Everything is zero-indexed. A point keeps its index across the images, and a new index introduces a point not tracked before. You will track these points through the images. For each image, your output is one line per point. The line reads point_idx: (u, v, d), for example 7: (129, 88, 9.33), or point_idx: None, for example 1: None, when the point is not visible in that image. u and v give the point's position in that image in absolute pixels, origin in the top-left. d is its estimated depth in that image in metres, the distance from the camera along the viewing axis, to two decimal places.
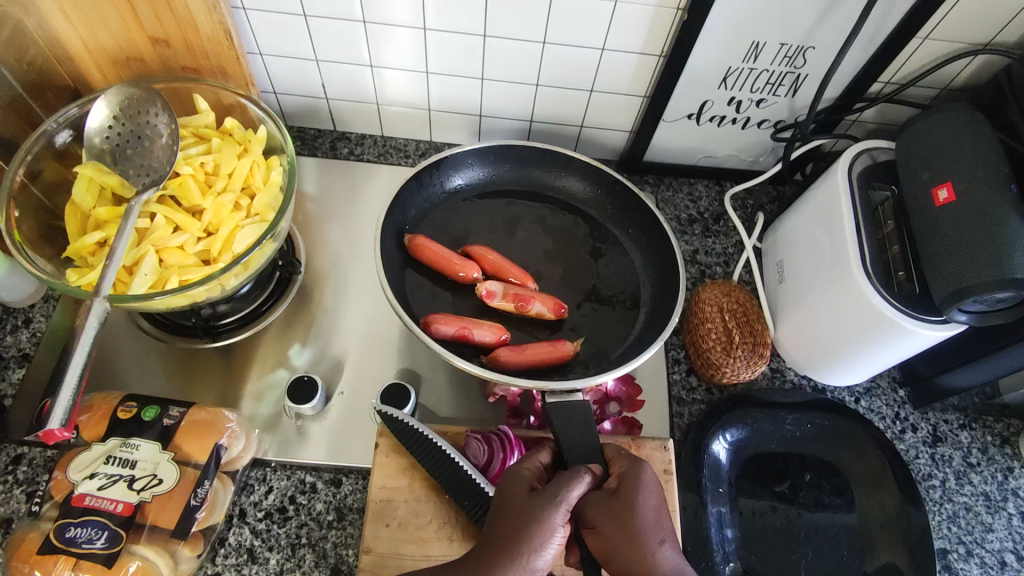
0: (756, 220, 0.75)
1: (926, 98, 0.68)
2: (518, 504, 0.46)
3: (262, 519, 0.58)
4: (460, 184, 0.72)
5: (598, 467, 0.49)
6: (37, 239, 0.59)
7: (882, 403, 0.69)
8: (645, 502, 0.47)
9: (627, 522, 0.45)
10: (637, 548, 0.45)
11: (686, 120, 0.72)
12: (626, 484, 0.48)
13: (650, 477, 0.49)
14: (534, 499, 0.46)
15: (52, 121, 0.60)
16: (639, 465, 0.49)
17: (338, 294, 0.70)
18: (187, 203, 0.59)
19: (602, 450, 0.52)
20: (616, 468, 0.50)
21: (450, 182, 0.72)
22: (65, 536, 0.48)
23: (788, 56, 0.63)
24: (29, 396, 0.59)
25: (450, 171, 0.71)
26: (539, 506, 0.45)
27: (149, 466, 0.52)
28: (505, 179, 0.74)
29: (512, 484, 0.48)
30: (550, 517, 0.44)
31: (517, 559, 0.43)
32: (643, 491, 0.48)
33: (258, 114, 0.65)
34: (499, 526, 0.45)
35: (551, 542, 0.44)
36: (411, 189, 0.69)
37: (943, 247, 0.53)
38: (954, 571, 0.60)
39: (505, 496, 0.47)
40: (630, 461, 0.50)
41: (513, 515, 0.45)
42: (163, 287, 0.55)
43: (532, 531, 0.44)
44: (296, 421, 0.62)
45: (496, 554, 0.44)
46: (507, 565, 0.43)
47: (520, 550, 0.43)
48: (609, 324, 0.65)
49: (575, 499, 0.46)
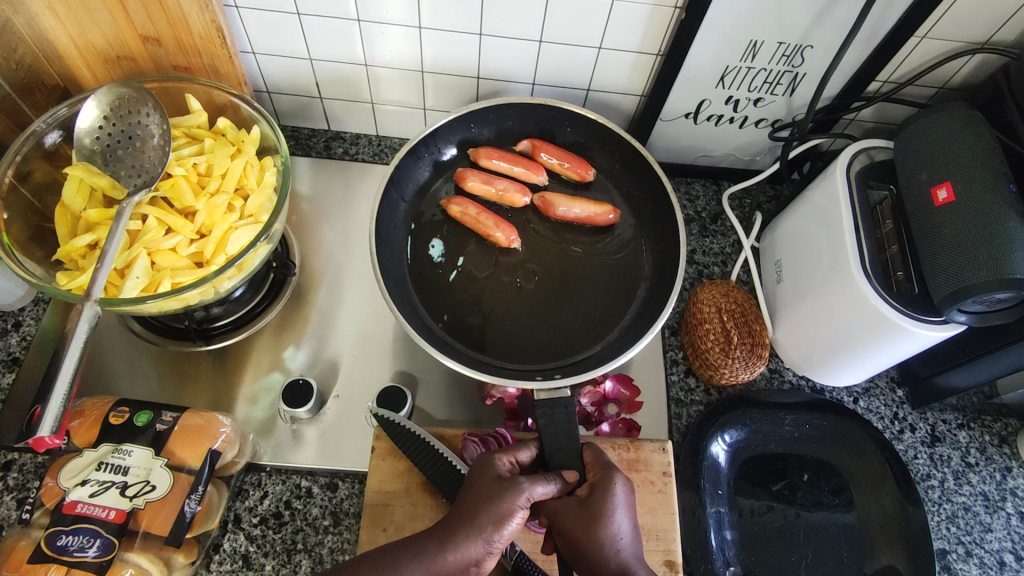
0: (754, 220, 0.75)
1: (924, 97, 0.68)
2: (485, 483, 0.47)
3: (257, 525, 0.57)
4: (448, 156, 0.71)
5: (572, 475, 0.49)
6: (26, 241, 0.58)
7: (880, 403, 0.69)
8: (611, 515, 0.47)
9: (590, 534, 0.46)
10: (597, 557, 0.46)
11: (684, 120, 0.71)
12: (595, 495, 0.48)
13: (621, 490, 0.49)
14: (502, 482, 0.47)
15: (41, 122, 0.59)
16: (612, 475, 0.49)
17: (333, 295, 0.70)
18: (180, 205, 0.58)
19: (580, 453, 0.52)
20: (590, 476, 0.50)
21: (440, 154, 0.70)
22: (57, 544, 0.48)
23: (785, 55, 0.63)
24: (20, 400, 0.59)
25: (443, 144, 0.71)
26: (506, 487, 0.46)
27: (141, 472, 0.51)
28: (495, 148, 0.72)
29: (484, 464, 0.49)
30: (515, 497, 0.45)
31: (478, 528, 0.44)
32: (612, 504, 0.48)
33: (251, 114, 0.64)
34: (467, 500, 0.46)
35: (514, 519, 0.45)
36: (407, 166, 0.68)
37: (941, 248, 0.53)
38: (953, 571, 0.60)
39: (475, 475, 0.48)
40: (604, 469, 0.50)
41: (480, 491, 0.46)
42: (155, 290, 0.54)
43: (498, 506, 0.45)
44: (291, 425, 0.62)
45: (459, 522, 0.45)
46: (468, 530, 0.44)
47: (485, 520, 0.44)
48: (605, 327, 0.64)
49: (539, 495, 0.47)
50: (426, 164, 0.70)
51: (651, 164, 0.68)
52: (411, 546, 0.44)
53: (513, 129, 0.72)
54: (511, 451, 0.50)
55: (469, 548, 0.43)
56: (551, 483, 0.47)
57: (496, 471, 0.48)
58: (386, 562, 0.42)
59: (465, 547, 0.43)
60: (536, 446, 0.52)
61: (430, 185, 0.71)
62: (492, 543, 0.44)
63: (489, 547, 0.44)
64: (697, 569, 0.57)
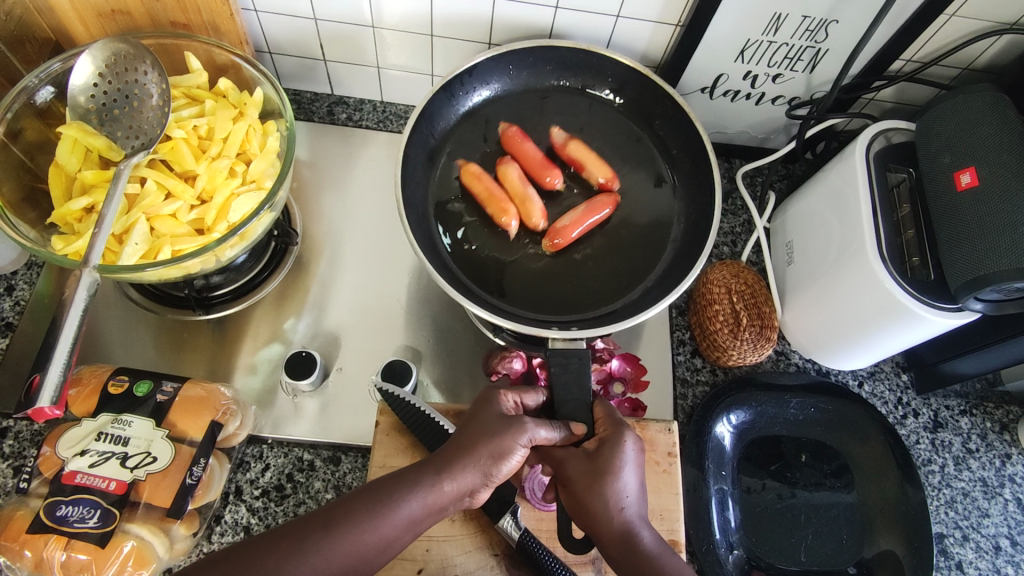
0: (766, 200, 0.73)
1: (947, 78, 0.66)
2: (485, 419, 0.46)
3: (259, 497, 0.56)
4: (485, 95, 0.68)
5: (580, 427, 0.49)
6: (18, 203, 0.56)
7: (885, 387, 0.68)
8: (617, 469, 0.47)
9: (595, 485, 0.46)
10: (600, 512, 0.45)
11: (700, 94, 0.69)
12: (603, 450, 0.48)
13: (630, 446, 0.48)
14: (504, 418, 0.46)
15: (32, 77, 0.57)
16: (622, 431, 0.48)
17: (333, 264, 0.68)
18: (179, 168, 0.56)
19: (591, 408, 0.51)
20: (600, 431, 0.50)
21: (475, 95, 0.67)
22: (56, 515, 0.47)
23: (809, 30, 0.61)
24: (15, 367, 0.57)
25: (478, 81, 0.67)
26: (509, 425, 0.45)
27: (142, 443, 0.51)
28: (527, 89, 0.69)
29: (487, 401, 0.48)
30: (517, 437, 0.45)
31: (476, 462, 0.44)
32: (619, 461, 0.47)
33: (253, 75, 0.62)
34: (465, 432, 0.46)
35: (512, 456, 0.44)
36: (437, 102, 0.65)
37: (961, 234, 0.52)
38: (950, 555, 0.61)
39: (478, 411, 0.47)
40: (615, 426, 0.49)
41: (480, 424, 0.46)
42: (155, 257, 0.53)
43: (498, 442, 0.44)
44: (292, 397, 0.61)
45: (457, 455, 0.44)
46: (467, 460, 0.44)
47: (487, 452, 0.44)
48: (628, 284, 0.62)
49: (541, 438, 0.46)
50: (456, 101, 0.66)
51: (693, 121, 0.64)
52: (407, 475, 0.43)
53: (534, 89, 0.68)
54: (518, 391, 0.51)
55: (467, 478, 0.43)
56: (556, 429, 0.48)
57: (501, 407, 0.48)
58: (384, 492, 0.42)
59: (463, 476, 0.43)
60: (545, 392, 0.53)
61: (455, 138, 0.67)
62: (487, 476, 0.44)
63: (486, 479, 0.44)
64: (698, 549, 0.57)
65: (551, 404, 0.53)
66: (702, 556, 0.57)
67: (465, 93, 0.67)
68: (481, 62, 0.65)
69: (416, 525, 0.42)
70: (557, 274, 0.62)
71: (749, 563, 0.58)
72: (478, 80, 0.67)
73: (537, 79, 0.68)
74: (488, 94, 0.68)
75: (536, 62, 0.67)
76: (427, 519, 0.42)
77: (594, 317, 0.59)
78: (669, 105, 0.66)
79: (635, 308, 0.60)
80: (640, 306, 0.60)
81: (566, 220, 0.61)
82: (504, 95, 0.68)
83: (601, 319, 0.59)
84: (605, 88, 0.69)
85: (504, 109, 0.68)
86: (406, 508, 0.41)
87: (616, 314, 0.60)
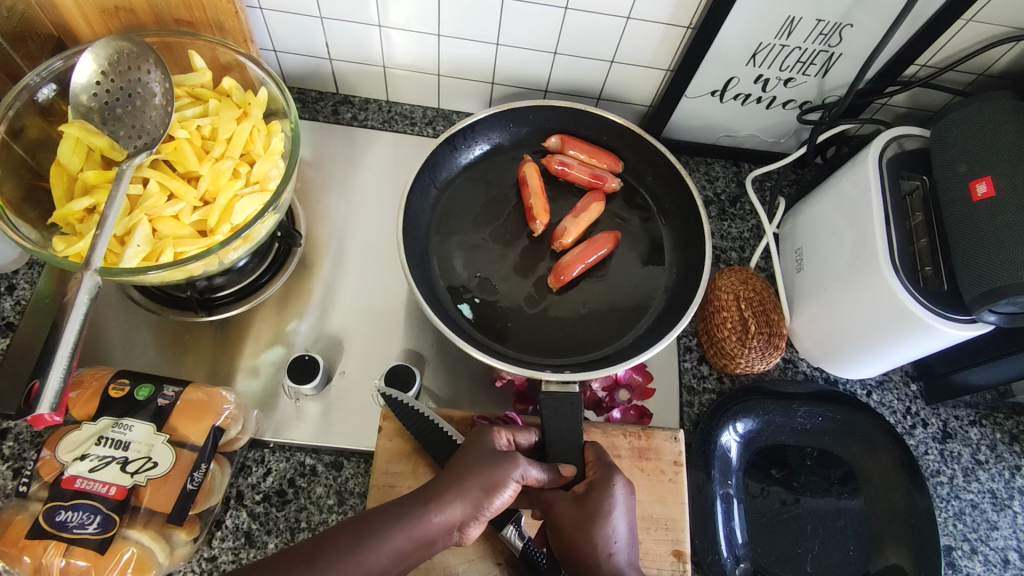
0: (776, 206, 0.73)
1: (962, 83, 0.65)
2: (477, 452, 0.46)
3: (260, 502, 0.56)
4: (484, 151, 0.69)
5: (569, 469, 0.48)
6: (19, 201, 0.55)
7: (893, 397, 0.68)
8: (608, 515, 0.46)
9: (586, 531, 0.46)
10: (591, 558, 0.45)
11: (710, 97, 0.68)
12: (593, 493, 0.47)
13: (620, 492, 0.47)
14: (496, 453, 0.46)
15: (34, 74, 0.56)
16: (613, 475, 0.48)
17: (337, 265, 0.67)
18: (182, 168, 0.55)
19: (581, 449, 0.51)
20: (590, 474, 0.49)
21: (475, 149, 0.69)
22: (55, 520, 0.46)
23: (823, 33, 0.60)
24: (15, 367, 0.57)
25: (479, 136, 0.68)
26: (502, 458, 0.45)
27: (143, 448, 0.50)
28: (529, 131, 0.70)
29: (481, 435, 0.48)
30: (509, 470, 0.45)
31: (468, 495, 0.43)
32: (610, 506, 0.47)
33: (258, 75, 0.61)
34: (456, 465, 0.46)
35: (504, 490, 0.44)
36: (441, 153, 0.66)
37: (978, 244, 0.51)
38: (958, 568, 0.61)
39: (469, 446, 0.48)
40: (605, 469, 0.49)
41: (473, 458, 0.46)
42: (157, 259, 0.52)
43: (491, 474, 0.44)
44: (295, 401, 0.60)
45: (449, 486, 0.44)
46: (459, 491, 0.43)
47: (477, 483, 0.44)
48: (622, 327, 0.62)
49: (532, 478, 0.46)
50: (458, 152, 0.68)
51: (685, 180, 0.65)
52: (394, 510, 0.43)
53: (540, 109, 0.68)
54: (510, 428, 0.50)
55: (458, 510, 0.43)
56: (545, 471, 0.47)
57: (493, 442, 0.48)
58: (371, 524, 0.41)
59: (453, 509, 0.43)
60: (537, 433, 0.52)
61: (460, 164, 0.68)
62: (479, 509, 0.43)
63: (477, 512, 0.43)
64: (704, 560, 0.57)
65: (543, 444, 0.52)
66: (707, 567, 0.56)
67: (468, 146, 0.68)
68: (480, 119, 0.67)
69: (403, 559, 0.41)
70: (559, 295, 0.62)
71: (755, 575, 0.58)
72: (478, 135, 0.68)
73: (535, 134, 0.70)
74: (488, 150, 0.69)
75: (536, 120, 0.69)
76: (414, 554, 0.42)
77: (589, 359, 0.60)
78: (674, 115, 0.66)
79: (626, 353, 0.60)
80: (631, 351, 0.60)
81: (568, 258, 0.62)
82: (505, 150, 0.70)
83: (593, 363, 0.59)
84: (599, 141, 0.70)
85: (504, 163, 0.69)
86: (392, 542, 0.41)
87: (611, 356, 0.60)
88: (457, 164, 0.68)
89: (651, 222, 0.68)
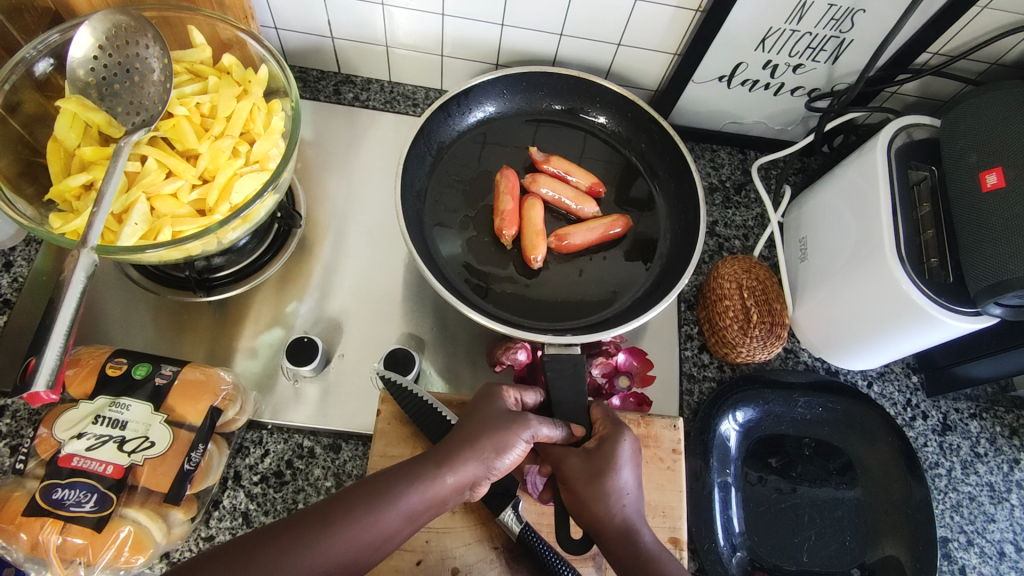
0: (781, 194, 0.72)
1: (974, 73, 0.64)
2: (488, 414, 0.46)
3: (258, 483, 0.56)
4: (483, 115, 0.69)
5: (580, 428, 0.49)
6: (16, 177, 0.55)
7: (894, 388, 0.67)
8: (618, 467, 0.46)
9: (598, 485, 0.46)
10: (602, 508, 0.45)
11: (717, 83, 0.67)
12: (604, 447, 0.47)
13: (629, 445, 0.48)
14: (506, 414, 0.46)
15: (31, 48, 0.55)
16: (621, 430, 0.48)
17: (336, 246, 0.67)
18: (181, 146, 0.54)
19: (584, 412, 0.51)
20: (598, 430, 0.49)
21: (477, 111, 0.68)
22: (52, 498, 0.46)
23: (834, 19, 0.58)
24: (12, 345, 0.56)
25: (475, 102, 0.68)
26: (511, 421, 0.46)
27: (140, 427, 0.50)
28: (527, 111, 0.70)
29: (490, 396, 0.48)
30: (519, 431, 0.45)
31: (480, 457, 0.44)
32: (620, 458, 0.47)
33: (259, 52, 0.60)
34: (467, 425, 0.46)
35: (513, 450, 0.45)
36: (436, 120, 0.65)
37: (987, 235, 0.50)
38: (954, 559, 0.61)
39: (479, 407, 0.48)
40: (614, 425, 0.49)
41: (482, 419, 0.46)
42: (154, 238, 0.51)
43: (502, 436, 0.45)
44: (293, 382, 0.60)
45: (460, 448, 0.44)
46: (470, 452, 0.44)
47: (488, 442, 0.44)
48: (616, 293, 0.62)
49: (542, 435, 0.47)
50: (454, 119, 0.67)
51: (679, 145, 0.65)
52: (408, 469, 0.43)
53: (539, 79, 0.68)
54: (519, 388, 0.51)
55: (470, 471, 0.43)
56: (558, 428, 0.48)
57: (503, 404, 0.48)
58: (386, 484, 0.41)
59: (465, 469, 0.43)
60: (542, 391, 0.53)
61: (457, 143, 0.67)
62: (488, 469, 0.44)
63: (487, 471, 0.44)
64: (700, 548, 0.57)
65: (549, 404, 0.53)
66: (704, 555, 0.56)
67: (465, 111, 0.68)
68: (478, 84, 0.66)
69: (416, 517, 0.42)
70: (553, 282, 0.62)
71: (752, 564, 0.58)
72: (474, 101, 0.68)
73: (529, 105, 0.70)
74: (483, 116, 0.69)
75: (529, 87, 0.69)
76: (427, 512, 0.42)
77: (585, 325, 0.60)
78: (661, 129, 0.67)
79: (623, 318, 0.60)
80: (628, 317, 0.60)
81: (579, 240, 0.61)
82: (500, 119, 0.69)
83: (589, 327, 0.59)
84: (598, 113, 0.70)
85: (504, 130, 0.69)
86: (407, 501, 0.41)
87: (608, 322, 0.60)
88: (454, 130, 0.67)
89: (654, 203, 0.67)
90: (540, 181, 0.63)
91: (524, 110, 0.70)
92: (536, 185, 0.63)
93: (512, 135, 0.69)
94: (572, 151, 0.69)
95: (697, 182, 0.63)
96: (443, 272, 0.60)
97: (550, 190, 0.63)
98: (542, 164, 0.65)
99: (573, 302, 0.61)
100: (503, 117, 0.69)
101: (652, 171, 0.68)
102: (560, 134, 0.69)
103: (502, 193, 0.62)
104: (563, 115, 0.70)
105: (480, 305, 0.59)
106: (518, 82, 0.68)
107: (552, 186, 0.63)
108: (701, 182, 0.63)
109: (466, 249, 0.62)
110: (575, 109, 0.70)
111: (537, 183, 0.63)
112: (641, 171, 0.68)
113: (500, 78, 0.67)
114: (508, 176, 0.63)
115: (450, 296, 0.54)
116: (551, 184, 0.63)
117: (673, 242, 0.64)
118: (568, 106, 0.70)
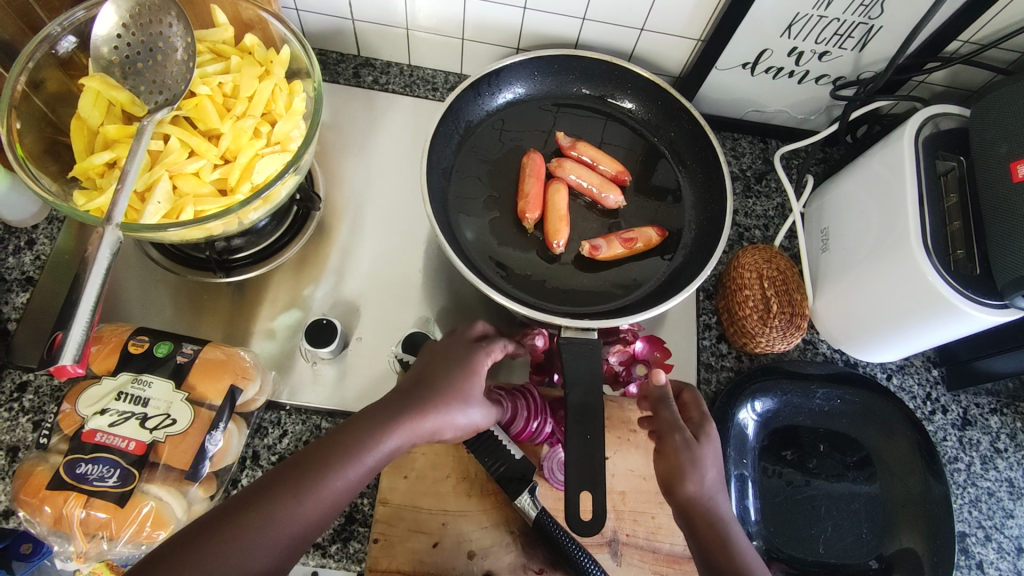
0: (804, 183, 0.71)
1: (1005, 62, 0.63)
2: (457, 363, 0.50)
3: (276, 463, 0.56)
4: (512, 97, 0.68)
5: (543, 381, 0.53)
6: (40, 155, 0.55)
7: (914, 382, 0.67)
8: None
9: None
10: None
11: (741, 70, 0.66)
12: None
13: None
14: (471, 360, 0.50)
15: (56, 25, 0.55)
16: None
17: (354, 229, 0.67)
18: (203, 126, 0.55)
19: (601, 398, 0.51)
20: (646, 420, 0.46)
21: (506, 93, 0.68)
22: (76, 472, 0.47)
23: (863, 5, 0.57)
24: (34, 321, 0.57)
25: (504, 83, 0.67)
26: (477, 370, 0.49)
27: (162, 405, 0.50)
28: (556, 95, 0.70)
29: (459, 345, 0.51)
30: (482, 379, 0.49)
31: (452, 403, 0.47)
32: None
33: (281, 33, 0.60)
34: (435, 371, 0.49)
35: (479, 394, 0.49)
36: (465, 98, 0.65)
37: (1017, 228, 0.50)
38: (971, 554, 0.60)
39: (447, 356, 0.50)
40: None
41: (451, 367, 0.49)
42: (177, 217, 0.51)
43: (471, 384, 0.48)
44: (311, 363, 0.60)
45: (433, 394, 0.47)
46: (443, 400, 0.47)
47: (455, 397, 0.47)
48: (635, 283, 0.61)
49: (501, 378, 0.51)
50: (482, 99, 0.67)
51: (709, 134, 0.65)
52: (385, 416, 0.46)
53: (570, 61, 0.67)
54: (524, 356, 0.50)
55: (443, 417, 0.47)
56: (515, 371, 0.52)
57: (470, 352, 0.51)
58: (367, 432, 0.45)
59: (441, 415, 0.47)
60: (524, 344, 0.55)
61: (481, 126, 0.67)
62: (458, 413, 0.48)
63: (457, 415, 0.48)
64: None
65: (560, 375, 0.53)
66: None
67: (493, 92, 0.67)
68: (507, 66, 0.66)
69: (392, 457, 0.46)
70: (574, 269, 0.61)
71: (768, 555, 0.58)
72: (503, 82, 0.67)
73: (559, 88, 0.69)
74: (512, 98, 0.68)
75: (559, 71, 0.68)
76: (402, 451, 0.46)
77: (603, 311, 0.59)
78: (685, 119, 0.67)
79: (640, 307, 0.60)
80: (646, 305, 0.60)
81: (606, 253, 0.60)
82: (528, 102, 0.69)
83: (609, 313, 0.59)
84: (624, 98, 0.70)
85: (530, 113, 0.68)
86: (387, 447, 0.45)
87: (627, 309, 0.59)
88: (482, 111, 0.67)
89: (674, 191, 0.66)
90: (566, 166, 0.63)
91: (553, 93, 0.69)
92: (561, 171, 0.63)
93: (539, 119, 0.68)
94: (593, 137, 0.68)
95: (725, 173, 0.63)
96: (464, 251, 0.60)
97: (576, 179, 0.63)
98: (569, 149, 0.65)
99: (594, 289, 0.61)
100: (532, 100, 0.69)
101: (679, 157, 0.68)
102: (580, 120, 0.69)
103: (526, 175, 0.62)
104: (590, 100, 0.70)
105: (501, 287, 0.59)
106: (546, 64, 0.67)
107: (578, 172, 0.63)
108: (726, 165, 0.63)
109: (485, 234, 0.62)
110: (603, 95, 0.70)
111: (562, 168, 0.63)
112: (662, 159, 0.68)
113: (530, 60, 0.66)
114: (536, 159, 0.63)
115: (467, 273, 0.54)
116: (576, 169, 0.63)
117: (693, 231, 0.64)
118: (595, 92, 0.70)
